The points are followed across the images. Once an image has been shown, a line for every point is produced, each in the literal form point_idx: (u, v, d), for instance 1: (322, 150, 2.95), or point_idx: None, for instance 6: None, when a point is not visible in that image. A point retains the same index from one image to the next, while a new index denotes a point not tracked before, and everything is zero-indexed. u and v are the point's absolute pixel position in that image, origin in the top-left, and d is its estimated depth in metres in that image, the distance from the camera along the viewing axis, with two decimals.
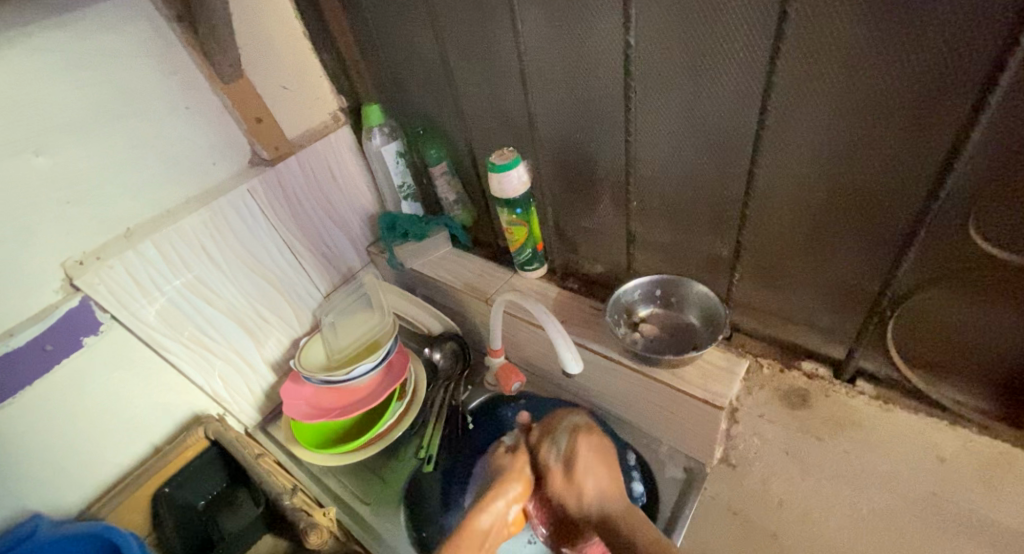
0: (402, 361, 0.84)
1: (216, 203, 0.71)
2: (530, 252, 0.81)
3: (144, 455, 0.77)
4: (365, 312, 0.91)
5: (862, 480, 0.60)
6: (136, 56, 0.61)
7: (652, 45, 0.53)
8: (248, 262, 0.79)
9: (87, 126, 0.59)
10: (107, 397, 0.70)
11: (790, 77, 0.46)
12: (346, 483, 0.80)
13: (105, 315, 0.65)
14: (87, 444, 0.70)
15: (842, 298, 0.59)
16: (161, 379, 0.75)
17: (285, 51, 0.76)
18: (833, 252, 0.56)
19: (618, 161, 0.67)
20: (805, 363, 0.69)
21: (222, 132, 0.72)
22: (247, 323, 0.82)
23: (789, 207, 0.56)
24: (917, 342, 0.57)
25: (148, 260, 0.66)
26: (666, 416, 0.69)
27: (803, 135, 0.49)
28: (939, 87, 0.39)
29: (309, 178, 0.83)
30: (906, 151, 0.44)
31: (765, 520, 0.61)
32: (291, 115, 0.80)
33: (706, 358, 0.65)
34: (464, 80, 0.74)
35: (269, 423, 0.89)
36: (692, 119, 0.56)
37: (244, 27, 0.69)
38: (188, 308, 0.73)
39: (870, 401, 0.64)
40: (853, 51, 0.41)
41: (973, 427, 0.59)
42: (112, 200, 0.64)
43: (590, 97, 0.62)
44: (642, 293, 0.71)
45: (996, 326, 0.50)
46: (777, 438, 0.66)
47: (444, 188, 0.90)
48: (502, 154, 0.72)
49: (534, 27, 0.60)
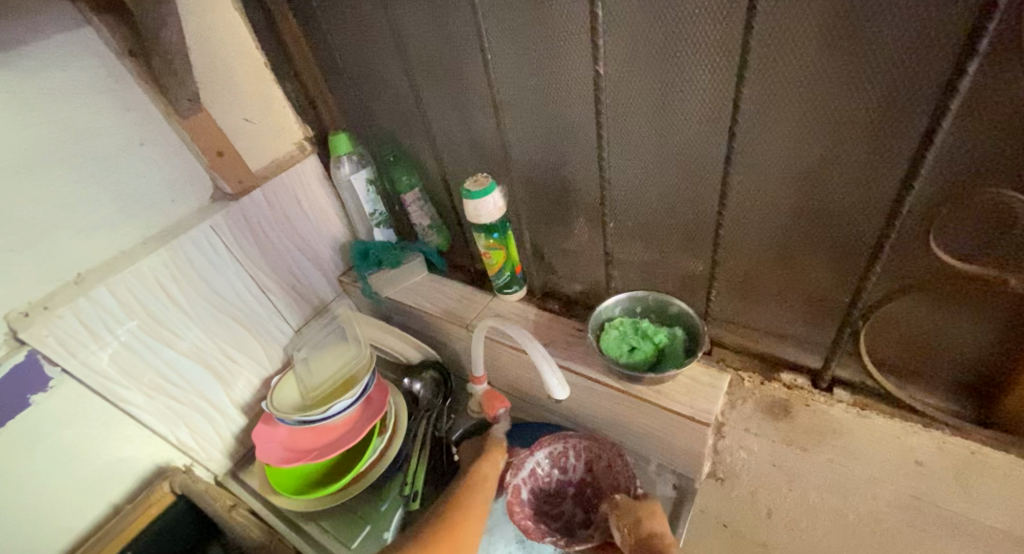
0: (381, 395, 0.81)
1: (177, 241, 0.68)
2: (508, 275, 0.79)
3: (102, 514, 0.72)
4: (340, 345, 0.88)
5: (847, 487, 0.59)
6: (85, 93, 0.57)
7: (620, 73, 0.53)
8: (213, 300, 0.75)
9: (31, 168, 0.55)
10: (59, 455, 0.64)
11: (755, 102, 0.47)
12: (326, 526, 0.76)
13: (55, 369, 0.60)
14: (39, 507, 0.65)
15: (819, 312, 0.60)
16: (120, 431, 0.70)
17: (248, 82, 0.74)
18: (807, 269, 0.56)
19: (593, 183, 0.66)
20: (784, 374, 0.68)
21: (182, 168, 0.69)
22: (213, 365, 0.77)
23: (762, 226, 0.56)
24: (887, 349, 0.57)
25: (103, 306, 0.62)
26: (652, 436, 0.68)
27: (770, 156, 0.50)
28: (897, 108, 0.40)
29: (276, 211, 0.80)
30: (872, 169, 0.45)
31: (754, 531, 0.61)
32: (254, 146, 0.77)
33: (690, 377, 0.65)
34: (434, 109, 0.73)
35: (241, 468, 0.84)
36: (665, 144, 0.56)
37: (203, 59, 0.67)
38: (150, 354, 0.69)
39: (847, 408, 0.63)
40: (815, 74, 0.42)
41: (946, 428, 0.58)
42: (60, 243, 0.59)
43: (561, 121, 0.62)
44: (622, 309, 0.70)
45: (964, 334, 0.51)
46: (763, 450, 0.65)
47: (418, 214, 0.88)
48: (476, 179, 0.71)
49: (502, 52, 0.59)
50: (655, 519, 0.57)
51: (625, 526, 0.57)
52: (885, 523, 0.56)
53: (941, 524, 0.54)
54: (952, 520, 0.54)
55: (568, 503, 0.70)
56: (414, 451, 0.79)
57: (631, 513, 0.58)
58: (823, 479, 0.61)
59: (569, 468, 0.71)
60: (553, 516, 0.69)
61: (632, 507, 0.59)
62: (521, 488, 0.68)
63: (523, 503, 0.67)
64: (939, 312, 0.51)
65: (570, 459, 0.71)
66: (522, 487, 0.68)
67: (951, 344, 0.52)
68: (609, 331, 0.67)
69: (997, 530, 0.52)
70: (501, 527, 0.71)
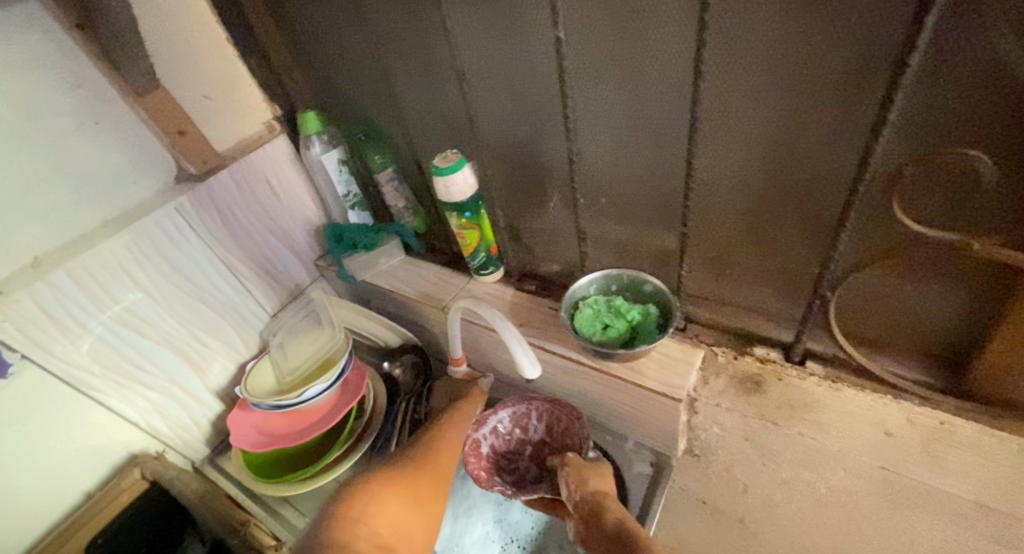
0: (358, 378, 0.80)
1: (139, 224, 0.66)
2: (484, 256, 0.78)
3: (75, 500, 0.72)
4: (316, 329, 0.87)
5: (818, 460, 0.59)
6: (32, 70, 0.56)
7: (581, 40, 0.51)
8: (180, 285, 0.73)
9: None
10: (24, 444, 0.64)
11: (717, 68, 0.45)
12: (306, 510, 0.76)
13: (14, 355, 0.59)
14: (7, 495, 0.64)
15: (791, 285, 0.59)
16: (89, 418, 0.69)
17: (210, 60, 0.72)
18: (777, 241, 0.55)
19: (563, 158, 0.65)
20: (757, 348, 0.67)
21: (142, 148, 0.67)
22: (185, 351, 0.76)
23: (731, 198, 0.55)
24: (857, 321, 0.57)
25: (60, 292, 0.61)
26: (627, 413, 0.67)
27: (735, 125, 0.48)
28: (858, 70, 0.39)
29: (244, 193, 0.78)
30: (836, 135, 0.44)
31: (732, 507, 0.64)
32: (219, 127, 0.75)
33: (663, 353, 0.64)
34: (402, 86, 0.71)
35: (219, 454, 0.84)
36: (631, 115, 0.54)
37: (158, 35, 0.65)
38: (115, 341, 0.68)
39: (819, 383, 0.61)
40: (775, 37, 0.40)
41: (915, 399, 0.56)
42: (13, 226, 0.58)
43: (528, 94, 0.60)
44: (596, 288, 0.69)
45: (933, 304, 0.50)
46: (736, 426, 0.63)
47: (393, 195, 0.86)
48: (445, 156, 0.69)
49: (464, 23, 0.57)
50: (602, 479, 0.58)
51: (572, 484, 0.58)
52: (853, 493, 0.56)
53: (907, 494, 0.54)
54: (918, 489, 0.54)
55: (523, 461, 0.72)
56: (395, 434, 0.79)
57: (580, 475, 0.58)
58: (795, 452, 0.61)
59: (530, 428, 0.72)
60: (507, 472, 0.70)
61: (579, 467, 0.60)
62: (482, 442, 0.70)
63: (481, 456, 0.69)
64: (908, 281, 0.50)
65: (532, 420, 0.72)
66: (482, 441, 0.70)
67: (921, 313, 0.52)
68: (584, 309, 0.66)
69: (963, 499, 0.52)
70: (479, 509, 0.73)
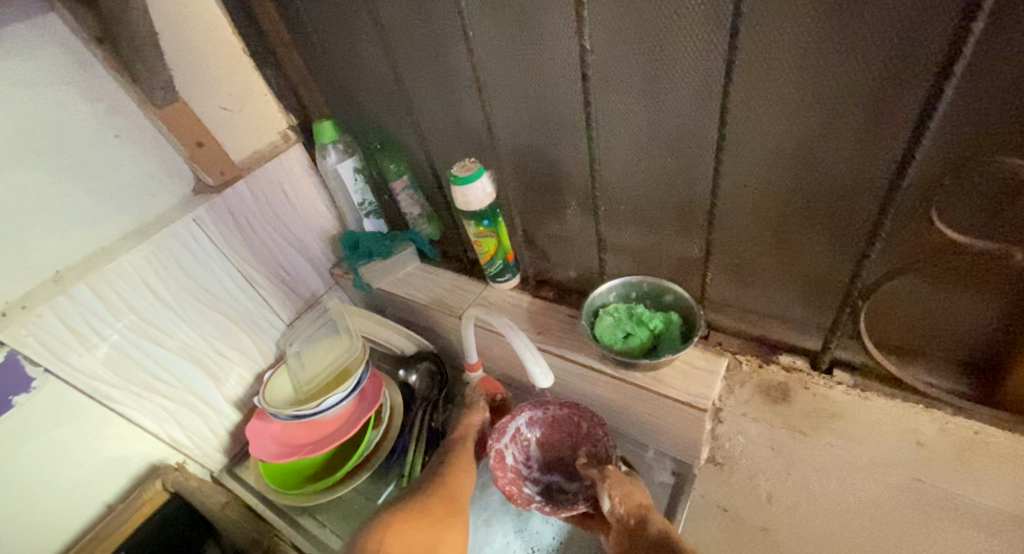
0: (376, 388, 0.80)
1: (158, 236, 0.66)
2: (501, 263, 0.77)
3: (95, 514, 0.71)
4: (332, 337, 0.86)
5: (847, 470, 0.58)
6: (54, 84, 0.56)
7: (605, 46, 0.50)
8: (199, 295, 0.73)
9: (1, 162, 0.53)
10: (47, 455, 0.63)
11: (746, 75, 0.44)
12: (323, 521, 0.76)
13: (37, 369, 0.59)
14: (29, 509, 0.64)
15: (818, 293, 0.58)
16: (110, 430, 0.69)
17: (225, 70, 0.72)
18: (805, 249, 0.54)
19: (582, 165, 0.64)
20: (783, 356, 0.67)
21: (161, 160, 0.68)
22: (204, 361, 0.76)
23: (758, 205, 0.54)
24: (886, 329, 0.56)
25: (83, 304, 0.61)
26: (649, 423, 0.67)
27: (764, 132, 0.48)
28: (895, 77, 0.38)
29: (261, 203, 0.78)
30: (871, 142, 0.43)
31: (753, 515, 0.60)
32: (234, 136, 0.75)
33: (686, 362, 0.63)
34: (419, 94, 0.71)
35: (237, 464, 0.83)
36: (655, 122, 0.54)
37: (175, 46, 0.64)
38: (135, 352, 0.68)
39: (848, 391, 0.62)
40: (809, 43, 0.40)
41: (948, 408, 0.57)
42: (35, 240, 0.58)
43: (548, 102, 0.60)
44: (617, 295, 0.68)
45: (969, 313, 0.49)
46: (762, 435, 0.64)
47: (408, 203, 0.86)
48: (463, 165, 0.69)
49: (483, 31, 0.57)
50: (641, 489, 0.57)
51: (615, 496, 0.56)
52: (884, 505, 0.55)
53: (940, 505, 0.53)
54: (952, 500, 0.53)
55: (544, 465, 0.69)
56: (411, 446, 0.78)
57: (621, 485, 0.57)
58: (823, 462, 0.60)
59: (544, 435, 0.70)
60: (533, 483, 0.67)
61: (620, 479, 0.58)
62: (505, 452, 0.67)
63: (507, 468, 0.66)
64: (940, 291, 0.49)
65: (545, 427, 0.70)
66: (505, 451, 0.67)
67: (952, 322, 0.51)
68: (604, 317, 0.65)
69: (999, 511, 0.51)
70: (499, 520, 0.72)
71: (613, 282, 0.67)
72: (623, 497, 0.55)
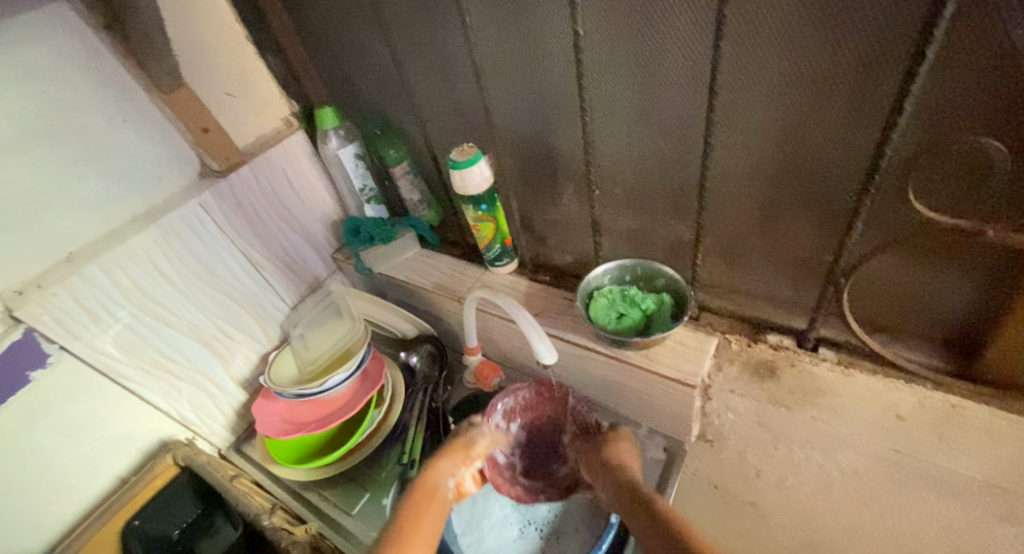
0: (377, 369, 0.82)
1: (166, 219, 0.68)
2: (499, 248, 0.79)
3: (109, 488, 0.74)
4: (335, 320, 0.89)
5: (831, 444, 0.61)
6: (65, 70, 0.57)
7: (598, 32, 0.52)
8: (205, 278, 0.76)
9: (15, 146, 0.55)
10: (63, 430, 0.66)
11: (733, 60, 0.46)
12: (326, 495, 0.79)
13: (52, 346, 0.62)
14: (47, 481, 0.67)
15: (804, 274, 0.60)
16: (122, 407, 0.72)
17: (228, 58, 0.73)
18: (792, 230, 0.56)
19: (577, 150, 0.66)
20: (770, 335, 0.69)
21: (167, 145, 0.69)
22: (211, 342, 0.79)
23: (746, 188, 0.56)
24: (870, 308, 0.58)
25: (95, 285, 0.63)
26: (642, 400, 0.69)
27: (750, 115, 0.49)
28: (873, 62, 0.40)
29: (264, 188, 0.80)
30: (852, 125, 0.44)
31: (743, 491, 0.62)
32: (237, 122, 0.76)
33: (677, 341, 0.66)
34: (418, 81, 0.72)
35: (244, 442, 0.86)
36: (647, 106, 0.55)
37: (179, 32, 0.66)
38: (145, 332, 0.70)
39: (832, 367, 0.64)
40: (792, 29, 0.41)
41: (928, 383, 0.59)
42: (49, 223, 0.60)
43: (544, 88, 0.61)
44: (611, 277, 0.70)
45: (947, 291, 0.51)
46: (749, 411, 0.66)
47: (408, 188, 0.87)
48: (461, 150, 0.70)
49: (480, 18, 0.58)
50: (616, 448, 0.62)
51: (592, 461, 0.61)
52: (865, 476, 0.58)
53: (918, 475, 0.56)
54: (930, 469, 0.56)
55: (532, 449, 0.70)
56: (412, 424, 0.81)
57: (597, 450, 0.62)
58: (808, 437, 0.62)
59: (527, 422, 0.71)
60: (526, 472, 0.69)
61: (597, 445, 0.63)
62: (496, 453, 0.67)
63: (501, 467, 0.67)
64: (918, 269, 0.51)
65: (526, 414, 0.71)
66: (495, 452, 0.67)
67: (932, 300, 0.53)
68: (598, 299, 0.67)
69: (974, 480, 0.54)
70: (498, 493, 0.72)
71: (607, 264, 0.69)
72: (599, 462, 0.60)
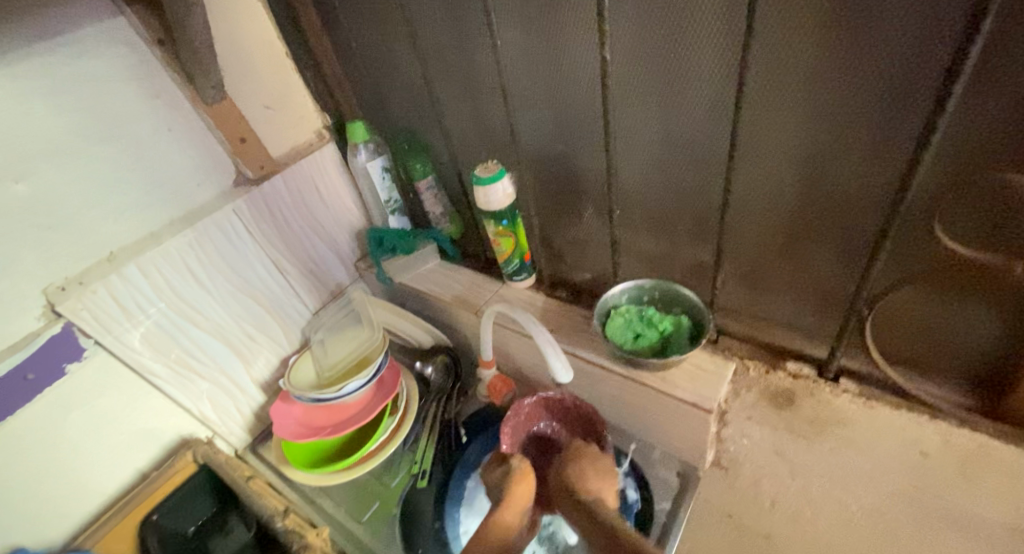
0: (393, 376, 0.83)
1: (201, 223, 0.71)
2: (517, 263, 0.80)
3: (129, 482, 0.76)
4: (354, 327, 0.90)
5: (850, 478, 0.59)
6: (118, 81, 0.61)
7: (625, 59, 0.53)
8: (234, 281, 0.78)
9: (68, 151, 0.59)
10: (92, 423, 0.68)
11: (758, 88, 0.47)
12: (338, 501, 0.80)
13: (88, 340, 0.64)
14: (72, 472, 0.69)
15: (826, 302, 0.59)
16: (149, 403, 0.74)
17: (268, 72, 0.77)
18: (813, 257, 0.56)
19: (599, 169, 0.67)
20: (790, 363, 0.69)
21: (207, 152, 0.73)
22: (235, 343, 0.81)
23: (766, 214, 0.56)
24: (896, 341, 0.57)
25: (132, 283, 0.66)
26: (656, 423, 0.68)
27: (774, 143, 0.50)
28: (897, 96, 0.40)
29: (295, 197, 0.83)
30: (877, 156, 0.45)
31: (757, 521, 0.60)
32: (273, 133, 0.80)
33: (694, 364, 0.65)
34: (447, 98, 0.74)
35: (259, 444, 0.88)
36: (669, 130, 0.56)
37: (225, 49, 0.70)
38: (175, 331, 0.73)
39: (853, 399, 0.64)
40: (817, 61, 0.42)
41: (953, 420, 0.59)
42: (93, 223, 0.63)
43: (569, 110, 0.63)
44: (628, 297, 0.70)
45: (976, 325, 0.50)
46: (765, 438, 0.66)
47: (431, 202, 0.90)
48: (485, 166, 0.72)
49: (511, 41, 0.60)
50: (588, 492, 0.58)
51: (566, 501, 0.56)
52: (887, 513, 0.56)
53: (944, 516, 0.54)
54: (954, 512, 0.54)
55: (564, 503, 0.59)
56: (423, 434, 0.81)
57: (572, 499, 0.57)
58: (826, 469, 0.61)
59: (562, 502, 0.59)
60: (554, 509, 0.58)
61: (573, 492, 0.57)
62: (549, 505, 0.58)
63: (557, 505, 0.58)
64: (945, 303, 0.50)
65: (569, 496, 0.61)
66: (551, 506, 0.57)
67: (958, 333, 0.52)
68: (616, 318, 0.67)
69: (1001, 524, 0.52)
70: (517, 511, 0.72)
71: (623, 283, 0.69)
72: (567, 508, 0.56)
